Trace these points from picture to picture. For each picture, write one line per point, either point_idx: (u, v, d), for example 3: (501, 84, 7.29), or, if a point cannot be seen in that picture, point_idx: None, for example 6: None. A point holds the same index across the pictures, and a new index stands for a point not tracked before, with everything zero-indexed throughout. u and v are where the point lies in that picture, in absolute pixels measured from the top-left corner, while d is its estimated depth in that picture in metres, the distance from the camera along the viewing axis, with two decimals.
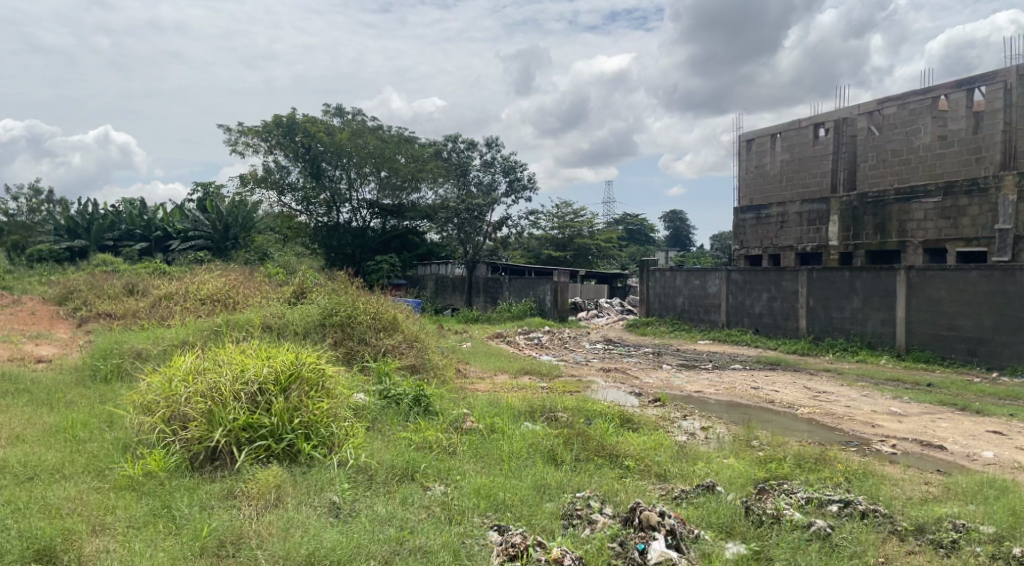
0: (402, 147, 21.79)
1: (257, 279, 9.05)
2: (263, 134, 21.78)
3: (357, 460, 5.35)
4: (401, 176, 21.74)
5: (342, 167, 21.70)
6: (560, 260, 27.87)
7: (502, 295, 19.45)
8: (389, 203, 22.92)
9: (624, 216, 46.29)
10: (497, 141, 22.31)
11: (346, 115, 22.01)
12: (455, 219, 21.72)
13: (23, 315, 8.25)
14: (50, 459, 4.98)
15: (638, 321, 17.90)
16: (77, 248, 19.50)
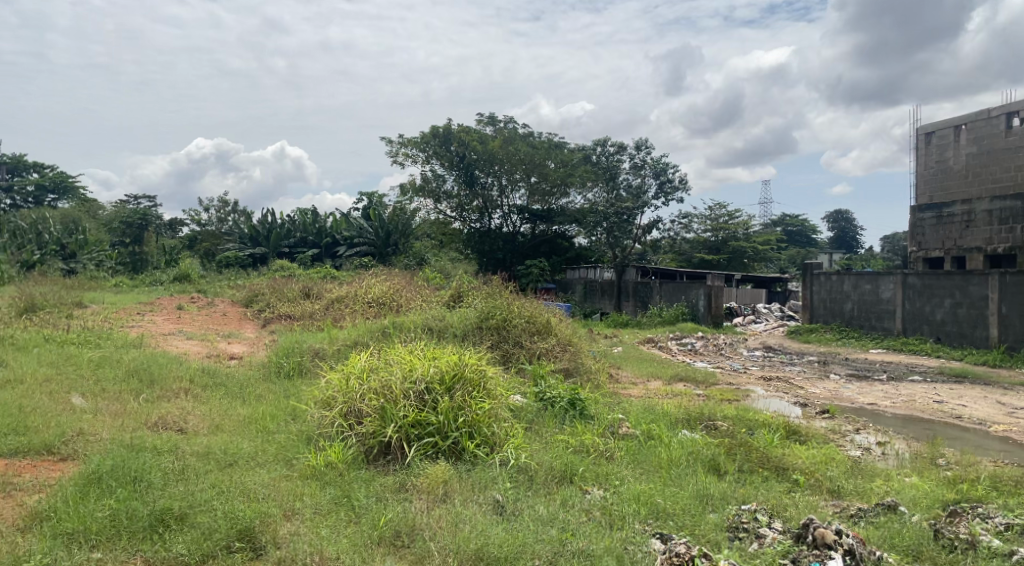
0: (551, 152, 21.88)
1: (418, 284, 9.47)
2: (421, 145, 22.57)
3: (518, 460, 5.47)
4: (551, 181, 22.06)
5: (494, 173, 22.18)
6: (714, 263, 27.06)
7: (652, 299, 19.19)
8: (539, 208, 23.09)
9: (783, 218, 44.41)
10: (647, 144, 22.00)
11: (498, 123, 22.43)
12: (605, 222, 21.76)
13: (217, 316, 9.18)
14: (246, 448, 5.48)
15: (801, 328, 16.93)
16: (258, 254, 21.35)
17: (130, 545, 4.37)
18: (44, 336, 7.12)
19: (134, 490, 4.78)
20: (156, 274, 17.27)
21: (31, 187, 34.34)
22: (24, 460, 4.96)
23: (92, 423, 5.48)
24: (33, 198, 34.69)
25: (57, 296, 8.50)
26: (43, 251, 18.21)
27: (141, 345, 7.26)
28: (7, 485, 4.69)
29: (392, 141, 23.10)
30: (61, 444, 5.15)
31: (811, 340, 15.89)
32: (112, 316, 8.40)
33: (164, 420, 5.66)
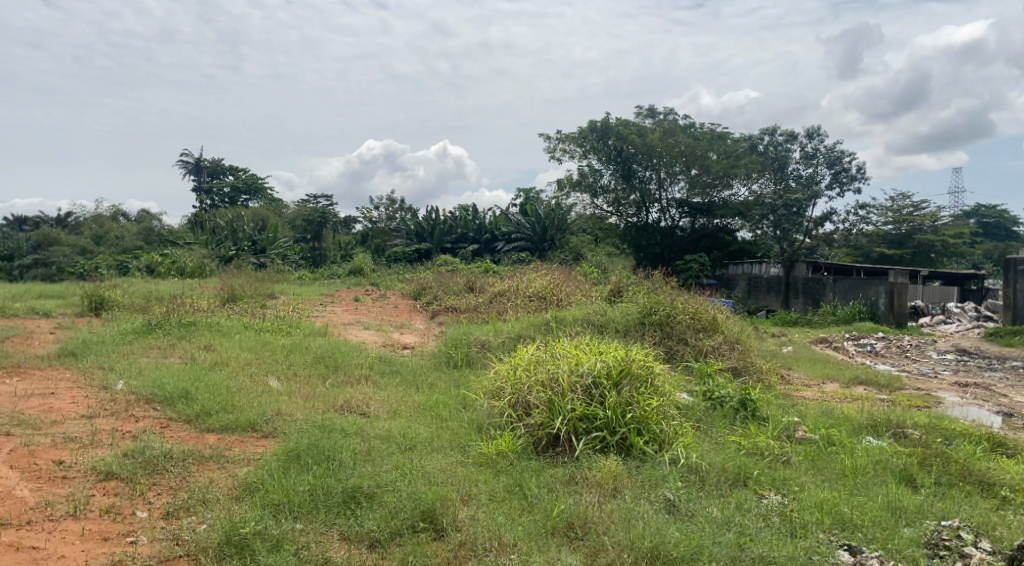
0: (713, 143, 21.38)
1: (577, 278, 9.52)
2: (578, 140, 22.61)
3: (689, 459, 5.34)
4: (712, 174, 21.28)
5: (652, 167, 21.88)
6: (896, 259, 25.10)
7: (825, 298, 18.48)
8: (699, 201, 22.43)
9: (973, 209, 40.41)
10: (819, 131, 20.78)
11: (657, 115, 22.07)
12: (771, 215, 20.57)
13: (390, 307, 9.71)
14: (423, 433, 5.75)
15: (1002, 330, 15.22)
16: (423, 250, 22.28)
17: (327, 518, 4.71)
18: (243, 324, 7.85)
19: (328, 467, 5.17)
20: (334, 268, 18.50)
21: (227, 188, 37.83)
22: (232, 435, 5.49)
23: (287, 403, 5.97)
24: (229, 198, 38.16)
25: (253, 288, 9.33)
26: (238, 247, 20.13)
27: (325, 333, 7.86)
28: (221, 457, 5.22)
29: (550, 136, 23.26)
30: (263, 422, 5.66)
31: (1014, 344, 14.27)
32: (300, 306, 9.11)
33: (349, 404, 6.06)
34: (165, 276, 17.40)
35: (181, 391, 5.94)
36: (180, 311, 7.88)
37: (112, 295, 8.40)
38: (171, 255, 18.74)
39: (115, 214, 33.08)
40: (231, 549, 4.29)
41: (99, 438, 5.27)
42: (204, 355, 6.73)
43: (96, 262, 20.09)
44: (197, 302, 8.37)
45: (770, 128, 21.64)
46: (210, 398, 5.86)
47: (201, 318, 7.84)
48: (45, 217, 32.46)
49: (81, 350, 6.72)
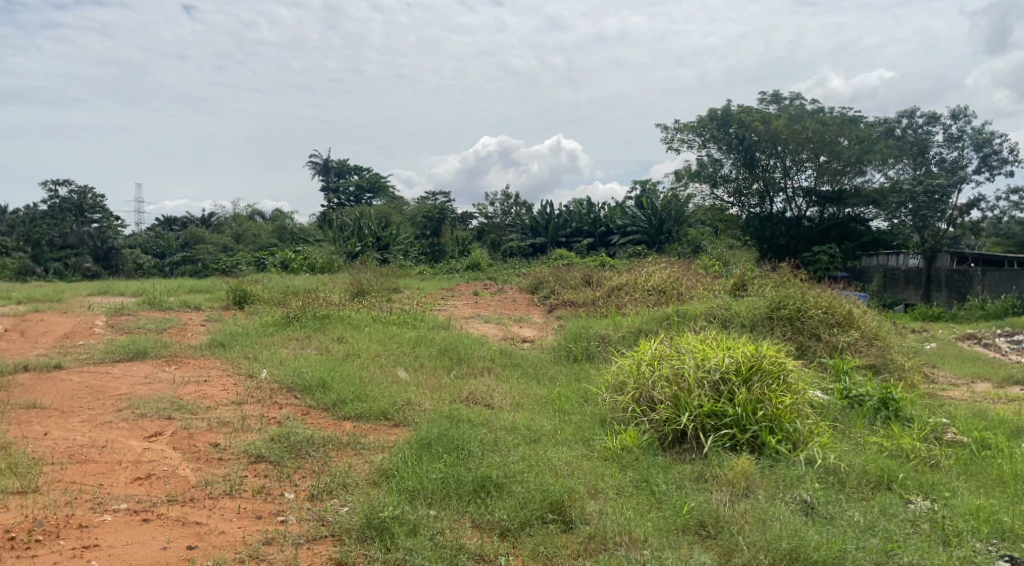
0: (846, 127, 20.29)
1: (697, 272, 9.34)
2: (697, 129, 22.32)
3: (826, 460, 5.11)
4: (843, 160, 20.33)
5: (777, 155, 21.12)
6: None
7: (973, 290, 17.00)
8: (828, 189, 21.39)
9: None
10: (966, 111, 19.27)
11: (782, 100, 21.28)
12: (909, 203, 19.09)
13: (509, 301, 9.90)
14: (547, 426, 5.80)
15: None
16: (539, 244, 22.80)
17: (459, 505, 4.84)
18: (372, 317, 8.21)
19: (457, 456, 5.31)
20: (453, 263, 18.95)
21: (353, 187, 39.54)
22: (367, 424, 5.78)
23: (415, 394, 6.21)
24: (354, 197, 39.76)
25: (379, 282, 9.72)
26: (363, 244, 20.98)
27: (449, 326, 8.10)
28: (359, 444, 5.50)
29: (667, 127, 22.89)
30: (394, 411, 5.92)
31: None
32: (423, 300, 9.44)
33: (473, 396, 6.22)
34: (298, 272, 18.36)
35: (318, 380, 6.29)
36: (314, 304, 8.33)
37: (254, 289, 8.97)
38: (302, 252, 19.80)
39: (253, 214, 35.43)
40: (372, 531, 4.49)
41: (248, 423, 5.66)
42: (338, 346, 7.09)
43: (236, 258, 21.54)
44: (330, 297, 8.81)
45: (909, 111, 20.31)
46: (345, 388, 6.19)
47: (333, 311, 8.26)
48: (191, 219, 35.18)
49: (228, 341, 7.22)
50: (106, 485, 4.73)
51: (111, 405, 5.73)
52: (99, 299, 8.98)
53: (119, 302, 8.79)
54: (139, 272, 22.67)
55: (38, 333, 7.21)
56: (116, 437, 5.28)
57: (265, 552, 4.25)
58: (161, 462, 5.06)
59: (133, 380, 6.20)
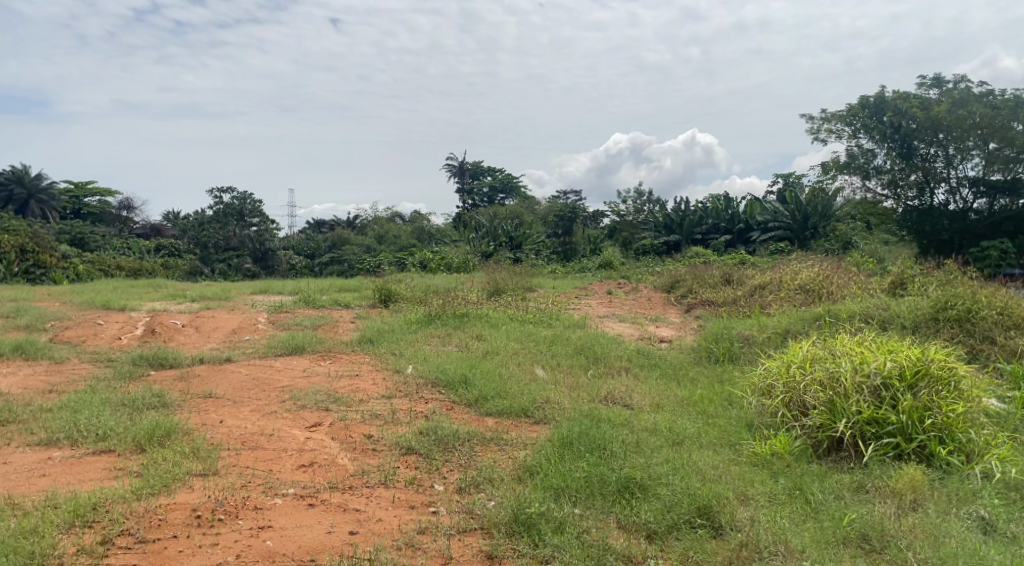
0: (1020, 111, 18.40)
1: (849, 271, 8.87)
2: (848, 118, 21.41)
3: (1007, 474, 4.70)
4: (1017, 148, 18.47)
5: (939, 142, 19.55)
6: None
7: None
8: (1000, 178, 19.37)
9: None
10: None
11: (946, 84, 19.70)
12: None
13: (644, 300, 9.86)
14: (691, 428, 5.68)
15: None
16: (673, 241, 22.12)
17: (604, 506, 4.81)
18: (509, 315, 8.36)
19: (600, 456, 5.29)
20: (585, 261, 18.99)
21: (487, 188, 40.46)
22: (509, 420, 5.91)
23: (554, 392, 6.28)
24: (488, 197, 40.73)
25: (514, 281, 9.88)
26: (496, 243, 21.46)
27: (585, 326, 8.12)
28: (501, 440, 5.62)
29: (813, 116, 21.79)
30: (534, 409, 6.00)
31: None
32: (558, 299, 9.55)
33: (612, 395, 6.21)
34: (435, 271, 19.02)
35: (461, 377, 6.50)
36: (454, 302, 8.60)
37: (397, 288, 9.38)
38: (439, 253, 20.53)
39: (392, 216, 37.08)
40: (520, 526, 4.56)
41: (398, 416, 5.93)
42: (477, 344, 7.29)
43: (379, 259, 22.63)
44: (467, 295, 9.06)
45: None
46: (485, 385, 6.35)
47: (472, 309, 8.49)
48: (338, 222, 37.45)
49: (375, 337, 7.60)
50: (275, 470, 5.10)
51: (275, 396, 6.18)
52: (262, 297, 9.73)
53: (278, 301, 9.46)
54: (292, 271, 24.14)
55: (211, 328, 7.90)
56: (281, 427, 5.68)
57: (420, 541, 4.43)
58: (322, 451, 5.39)
59: (293, 373, 6.65)
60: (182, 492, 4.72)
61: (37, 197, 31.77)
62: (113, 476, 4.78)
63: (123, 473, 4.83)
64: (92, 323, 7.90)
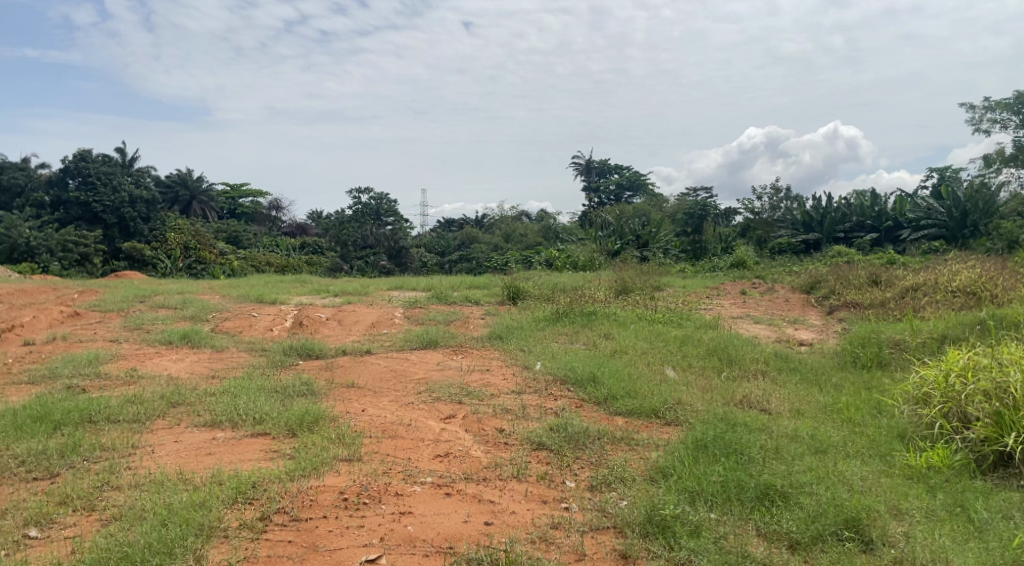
0: None
1: (1018, 273, 8.10)
2: (1015, 106, 19.46)
3: None
4: None
5: None
6: None
7: None
8: None
9: None
10: None
11: None
12: None
13: (781, 302, 9.47)
14: (835, 436, 5.39)
15: None
16: (812, 240, 21.06)
17: (743, 512, 4.63)
18: (637, 314, 8.26)
19: (737, 461, 5.12)
20: (716, 261, 18.44)
21: (614, 186, 40.22)
22: (639, 420, 5.85)
23: (686, 393, 6.16)
24: (615, 195, 40.42)
25: (642, 280, 9.76)
26: (623, 241, 21.34)
27: (717, 327, 7.92)
28: (632, 440, 5.57)
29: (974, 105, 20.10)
30: (665, 410, 5.91)
31: None
32: (688, 298, 9.36)
33: (749, 399, 6.02)
34: (562, 270, 19.12)
35: (591, 374, 6.50)
36: (582, 300, 8.64)
37: (525, 286, 9.50)
38: (566, 251, 20.69)
39: (520, 215, 37.65)
40: (653, 527, 4.50)
41: (529, 411, 6.02)
42: (605, 343, 7.27)
43: (506, 257, 23.04)
44: (595, 294, 9.05)
45: None
46: (615, 384, 6.32)
47: (600, 307, 8.50)
48: (466, 220, 38.45)
49: (505, 334, 7.75)
50: (413, 459, 5.31)
51: (411, 388, 6.43)
52: (397, 293, 10.17)
53: (412, 297, 9.85)
54: (424, 269, 25.08)
55: (352, 321, 8.34)
56: (418, 418, 5.91)
57: (553, 536, 4.47)
58: (457, 443, 5.57)
59: (427, 366, 6.91)
60: (329, 475, 5.01)
61: (198, 198, 34.67)
62: (269, 458, 5.15)
63: (278, 455, 5.19)
64: (248, 315, 8.55)
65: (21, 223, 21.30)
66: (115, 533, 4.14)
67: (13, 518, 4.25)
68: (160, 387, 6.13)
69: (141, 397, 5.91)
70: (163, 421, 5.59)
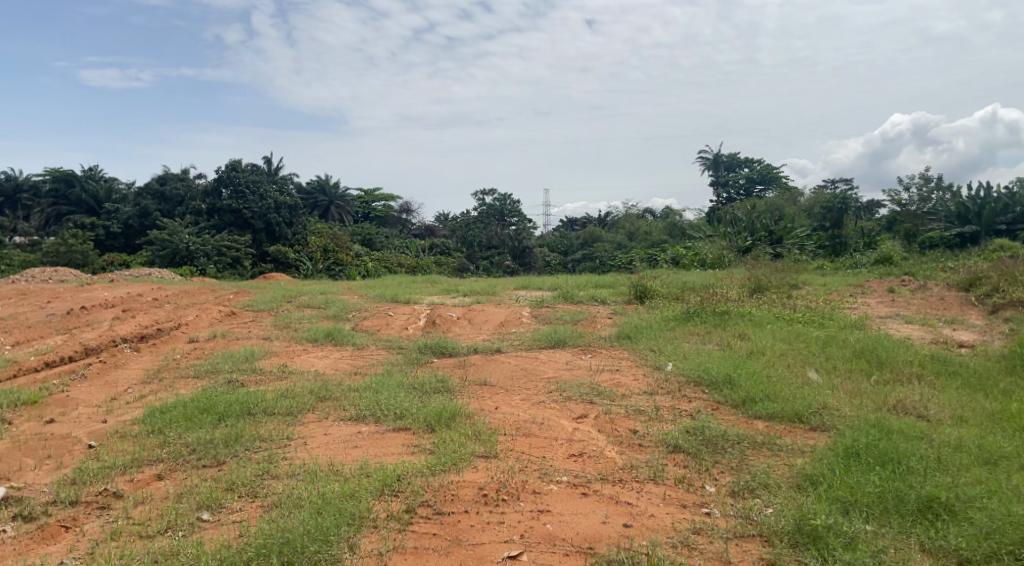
0: None
1: None
2: None
3: None
4: None
5: None
6: None
7: None
8: None
9: None
10: None
11: None
12: None
13: (935, 300, 8.85)
14: (1006, 446, 4.95)
15: None
16: (969, 233, 19.45)
17: (903, 524, 4.33)
18: (775, 315, 7.96)
19: (893, 470, 4.79)
20: (861, 257, 17.45)
21: (744, 180, 38.96)
22: (781, 425, 5.61)
23: (832, 398, 5.87)
24: (745, 189, 39.22)
25: (778, 278, 9.38)
26: (755, 238, 20.67)
27: (863, 327, 7.51)
28: (774, 445, 5.35)
29: None
30: (809, 415, 5.64)
31: None
32: (829, 297, 8.90)
33: (902, 404, 5.64)
34: (690, 268, 18.75)
35: (727, 376, 6.31)
36: (713, 299, 8.43)
37: (653, 284, 9.37)
38: (694, 248, 20.21)
39: (644, 213, 37.21)
40: (803, 538, 4.27)
41: (663, 413, 5.92)
42: (740, 344, 7.06)
43: (631, 256, 22.83)
44: (728, 292, 8.79)
45: None
46: (754, 386, 6.09)
47: (734, 306, 8.25)
48: (589, 219, 38.39)
49: (634, 334, 7.67)
50: (548, 458, 5.33)
51: (542, 387, 6.49)
52: (525, 292, 10.30)
53: (539, 296, 9.93)
54: (548, 268, 25.34)
55: (482, 321, 8.51)
56: (551, 416, 5.95)
57: (696, 541, 4.34)
58: (591, 443, 5.54)
59: (557, 365, 6.95)
60: (469, 471, 5.12)
61: (336, 203, 36.57)
62: (411, 452, 5.34)
63: (419, 450, 5.37)
64: (384, 314, 8.92)
65: (181, 229, 23.01)
66: (277, 519, 4.38)
67: (188, 501, 4.59)
68: (309, 382, 6.49)
69: (292, 392, 6.29)
70: (314, 415, 5.92)
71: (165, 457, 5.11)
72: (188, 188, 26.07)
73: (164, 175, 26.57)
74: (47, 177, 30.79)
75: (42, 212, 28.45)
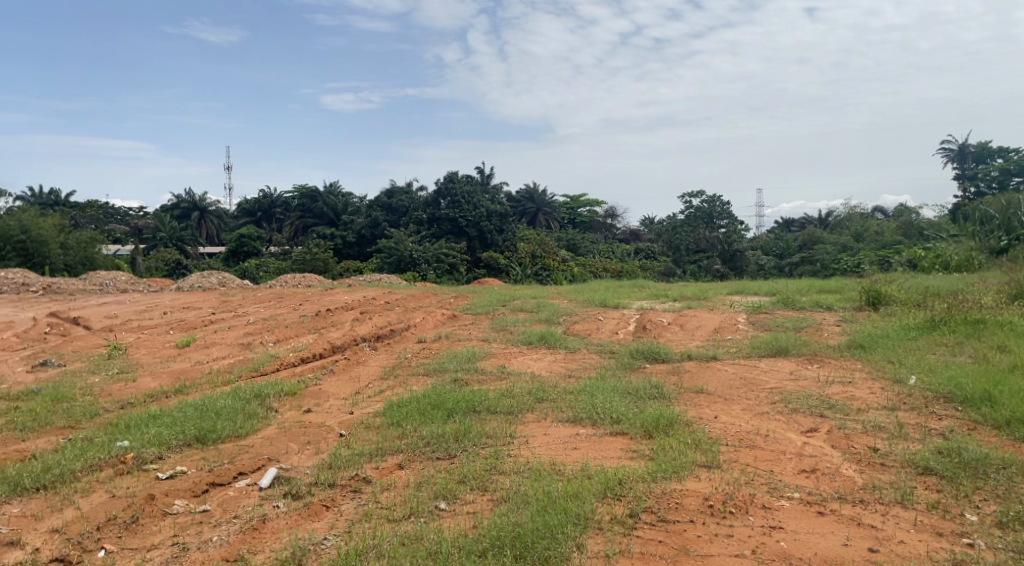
0: None
1: None
2: None
3: None
4: None
5: None
6: None
7: None
8: None
9: None
10: None
11: None
12: None
13: None
14: None
15: None
16: None
17: None
18: None
19: None
20: None
21: (996, 172, 34.12)
22: None
23: None
24: (998, 182, 34.31)
25: None
26: (1013, 237, 18.08)
27: None
28: None
29: None
30: None
31: None
32: None
33: None
34: (930, 271, 16.86)
35: (984, 393, 5.59)
36: (963, 306, 7.53)
37: (889, 290, 8.59)
38: (935, 250, 18.15)
39: (873, 213, 34.14)
40: None
41: (907, 431, 5.38)
42: (999, 357, 6.23)
43: (859, 258, 21.13)
44: (981, 299, 7.79)
45: None
46: (1020, 405, 5.33)
47: (989, 315, 7.30)
48: (808, 220, 36.11)
49: (867, 343, 7.07)
50: (777, 472, 5.05)
51: (765, 397, 6.19)
52: (740, 298, 9.88)
53: (756, 301, 9.49)
54: (761, 272, 24.20)
55: (694, 326, 8.31)
56: (776, 429, 5.65)
57: None
58: (824, 458, 5.18)
59: (780, 375, 6.60)
60: (691, 480, 5.00)
61: (543, 210, 37.73)
62: (630, 457, 5.33)
63: (639, 455, 5.34)
64: (595, 318, 9.03)
65: (406, 239, 25.12)
66: (506, 513, 4.58)
67: (426, 490, 4.94)
68: (527, 383, 6.75)
69: (512, 392, 6.57)
70: (533, 415, 6.13)
71: (404, 449, 5.55)
72: (412, 200, 28.40)
73: (392, 189, 29.29)
74: (296, 194, 34.98)
75: (292, 225, 32.29)
